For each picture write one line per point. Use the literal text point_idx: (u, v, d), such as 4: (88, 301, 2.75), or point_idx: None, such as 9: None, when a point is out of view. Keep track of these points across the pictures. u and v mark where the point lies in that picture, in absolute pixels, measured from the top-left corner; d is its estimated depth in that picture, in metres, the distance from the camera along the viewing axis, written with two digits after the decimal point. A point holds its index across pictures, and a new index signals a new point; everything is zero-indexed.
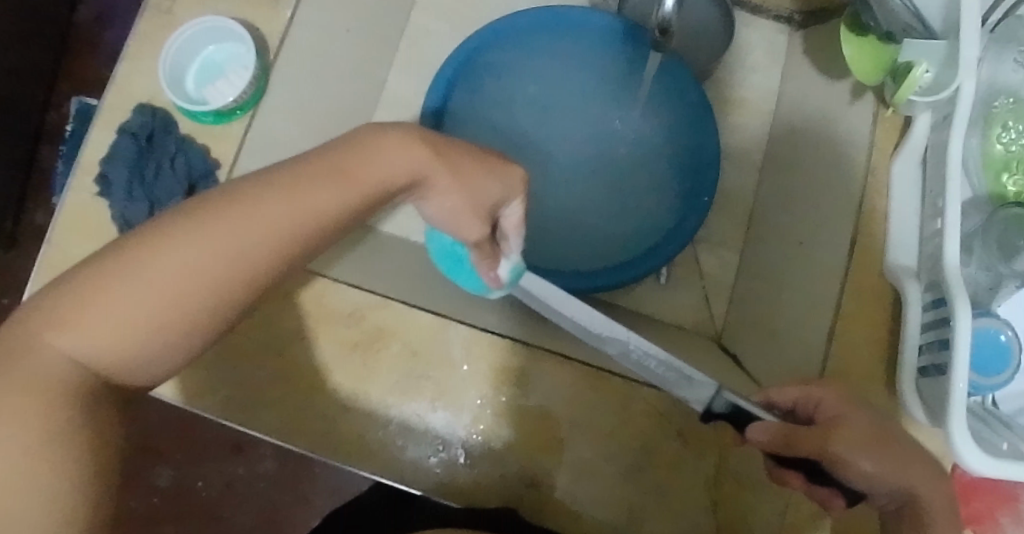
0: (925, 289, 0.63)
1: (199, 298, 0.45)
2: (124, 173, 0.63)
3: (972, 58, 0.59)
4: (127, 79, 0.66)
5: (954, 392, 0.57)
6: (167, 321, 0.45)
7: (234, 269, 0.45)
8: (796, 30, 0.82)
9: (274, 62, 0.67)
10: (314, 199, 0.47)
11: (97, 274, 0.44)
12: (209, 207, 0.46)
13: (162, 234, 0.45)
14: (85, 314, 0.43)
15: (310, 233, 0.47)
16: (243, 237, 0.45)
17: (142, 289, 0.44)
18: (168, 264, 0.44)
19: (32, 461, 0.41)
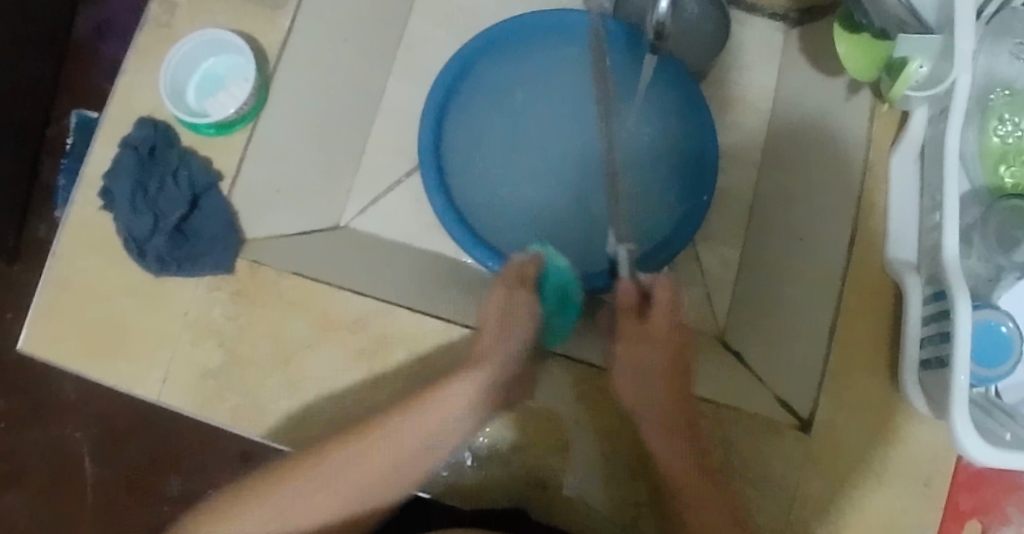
0: (925, 283, 0.64)
1: (316, 511, 0.62)
2: (126, 186, 0.63)
3: (967, 51, 0.60)
4: (128, 93, 0.67)
5: (954, 384, 0.58)
6: (317, 516, 0.62)
7: (347, 481, 0.61)
8: (792, 27, 0.81)
9: (274, 74, 0.67)
10: (403, 442, 0.61)
11: (262, 486, 0.61)
12: (309, 457, 0.61)
13: (290, 474, 0.61)
14: (239, 518, 0.61)
15: (392, 470, 0.62)
16: (349, 460, 0.61)
17: (280, 506, 0.61)
18: (294, 493, 0.61)
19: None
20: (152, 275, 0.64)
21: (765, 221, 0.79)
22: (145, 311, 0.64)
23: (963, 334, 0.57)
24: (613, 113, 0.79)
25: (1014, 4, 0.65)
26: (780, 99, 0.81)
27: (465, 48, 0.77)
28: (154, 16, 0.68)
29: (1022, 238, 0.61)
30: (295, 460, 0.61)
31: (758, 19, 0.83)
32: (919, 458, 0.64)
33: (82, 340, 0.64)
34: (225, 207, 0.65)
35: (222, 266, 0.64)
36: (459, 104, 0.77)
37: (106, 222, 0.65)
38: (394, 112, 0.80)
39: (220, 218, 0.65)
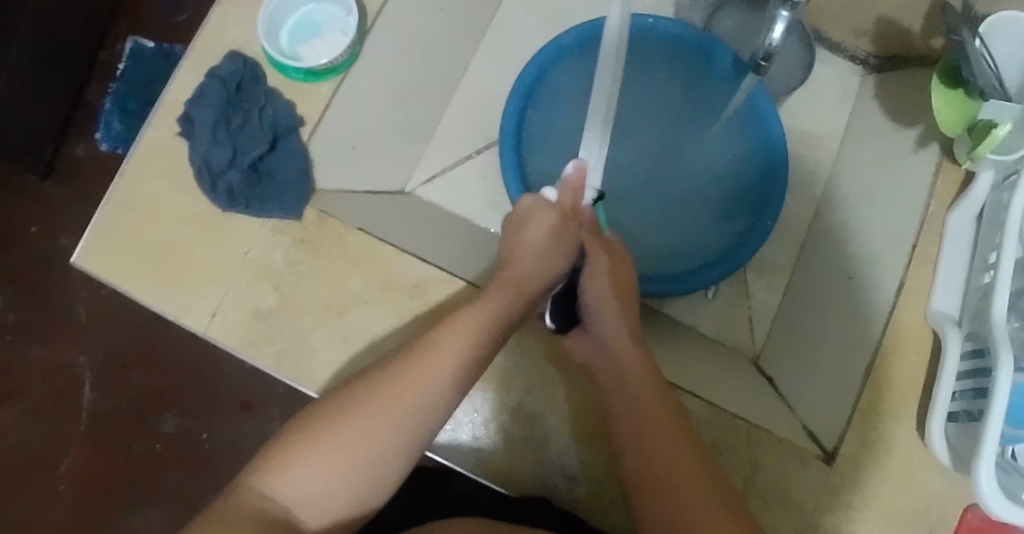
0: (967, 339, 0.66)
1: (373, 457, 0.54)
2: (211, 116, 0.63)
3: None
4: (221, 24, 0.67)
5: (985, 435, 0.60)
6: (337, 460, 0.53)
7: (408, 408, 0.55)
8: (869, 73, 0.83)
9: (372, 28, 0.67)
10: (447, 358, 0.57)
11: (291, 433, 0.54)
12: (354, 386, 0.55)
13: (336, 406, 0.54)
14: (287, 470, 0.52)
15: (429, 406, 0.56)
16: (404, 386, 0.55)
17: (327, 458, 0.53)
18: (351, 435, 0.53)
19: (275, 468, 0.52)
20: (219, 209, 0.64)
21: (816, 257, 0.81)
22: (206, 244, 0.64)
23: (1002, 388, 0.59)
24: (688, 127, 0.81)
25: None
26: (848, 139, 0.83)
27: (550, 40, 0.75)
28: None
29: None
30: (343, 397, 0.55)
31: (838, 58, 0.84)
32: (929, 506, 0.66)
33: (138, 263, 0.64)
34: (303, 152, 0.65)
35: (291, 211, 0.64)
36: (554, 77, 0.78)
37: (180, 149, 0.65)
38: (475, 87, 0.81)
39: (296, 163, 0.65)
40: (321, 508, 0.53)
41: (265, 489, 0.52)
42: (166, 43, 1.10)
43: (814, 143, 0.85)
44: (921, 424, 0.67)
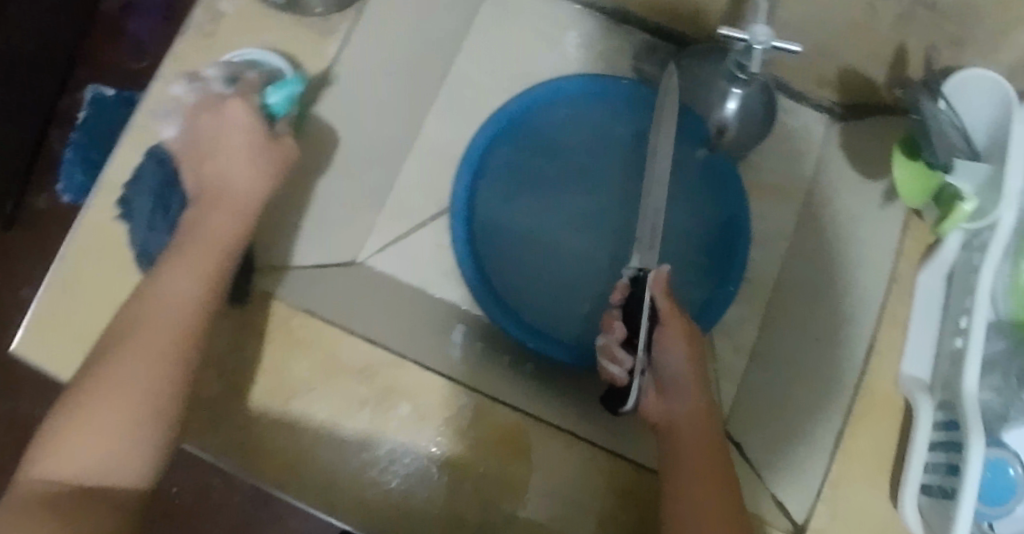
0: (938, 408, 0.65)
1: (115, 417, 0.54)
2: (148, 204, 0.62)
3: (1015, 190, 0.60)
4: (162, 99, 0.64)
5: (960, 516, 0.58)
6: (102, 418, 0.54)
7: (155, 342, 0.56)
8: (836, 121, 0.80)
9: (314, 101, 0.65)
10: (167, 290, 0.57)
11: (65, 408, 0.54)
12: (111, 348, 0.56)
13: (96, 365, 0.55)
14: (51, 453, 0.54)
15: (183, 312, 0.57)
16: (149, 328, 0.56)
17: (83, 426, 0.54)
18: (93, 401, 0.54)
19: (60, 434, 0.54)
20: None
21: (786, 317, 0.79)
22: None
23: (974, 466, 0.58)
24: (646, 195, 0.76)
25: None
26: None
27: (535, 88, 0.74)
28: (199, 24, 0.65)
29: None
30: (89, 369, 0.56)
31: (804, 108, 0.81)
32: None
33: (75, 349, 0.62)
34: (244, 235, 0.63)
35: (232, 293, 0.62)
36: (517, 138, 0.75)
37: (120, 230, 0.63)
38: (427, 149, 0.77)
39: (236, 243, 0.63)
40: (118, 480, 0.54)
41: (39, 474, 0.53)
42: (125, 89, 1.08)
43: None
44: (894, 492, 0.65)
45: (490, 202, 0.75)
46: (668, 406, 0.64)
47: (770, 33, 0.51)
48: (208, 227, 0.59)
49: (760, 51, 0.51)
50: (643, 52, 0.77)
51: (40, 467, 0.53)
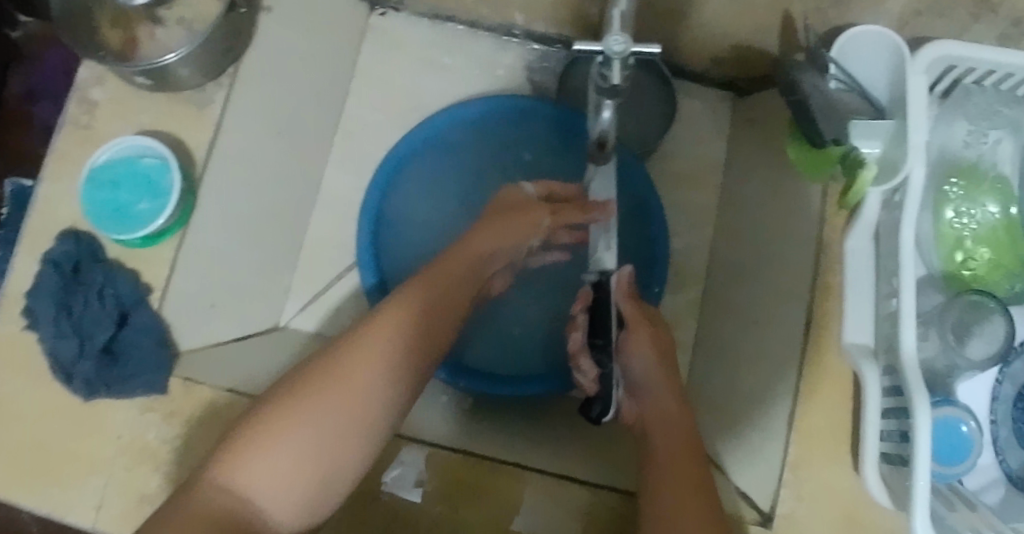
0: (885, 375, 0.62)
1: (337, 448, 0.51)
2: (50, 309, 0.60)
3: (920, 143, 0.59)
4: (49, 201, 0.63)
5: (916, 485, 0.55)
6: (286, 454, 0.49)
7: (382, 373, 0.53)
8: (741, 97, 0.82)
9: (202, 176, 0.63)
10: (414, 324, 0.56)
11: (243, 432, 0.50)
12: (288, 388, 0.52)
13: (290, 401, 0.51)
14: (248, 460, 0.49)
15: (380, 367, 0.54)
16: (374, 357, 0.53)
17: (301, 446, 0.50)
18: (312, 421, 0.50)
19: (222, 468, 0.48)
20: (81, 400, 0.61)
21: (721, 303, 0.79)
22: (72, 438, 0.61)
23: (925, 435, 0.55)
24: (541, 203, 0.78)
25: (970, 80, 0.63)
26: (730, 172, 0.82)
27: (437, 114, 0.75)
28: (72, 116, 0.64)
29: (977, 333, 0.59)
30: (307, 380, 0.52)
31: (706, 87, 0.83)
32: None
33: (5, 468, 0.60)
34: (156, 324, 0.61)
35: (156, 386, 0.61)
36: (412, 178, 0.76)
37: (29, 342, 0.61)
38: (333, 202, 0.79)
39: (152, 335, 0.61)
40: (278, 519, 0.49)
41: (230, 483, 0.48)
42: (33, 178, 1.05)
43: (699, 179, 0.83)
44: (856, 460, 0.64)
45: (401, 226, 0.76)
46: (643, 409, 0.65)
47: (626, 41, 0.47)
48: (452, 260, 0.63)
49: (619, 62, 0.48)
50: (535, 63, 0.78)
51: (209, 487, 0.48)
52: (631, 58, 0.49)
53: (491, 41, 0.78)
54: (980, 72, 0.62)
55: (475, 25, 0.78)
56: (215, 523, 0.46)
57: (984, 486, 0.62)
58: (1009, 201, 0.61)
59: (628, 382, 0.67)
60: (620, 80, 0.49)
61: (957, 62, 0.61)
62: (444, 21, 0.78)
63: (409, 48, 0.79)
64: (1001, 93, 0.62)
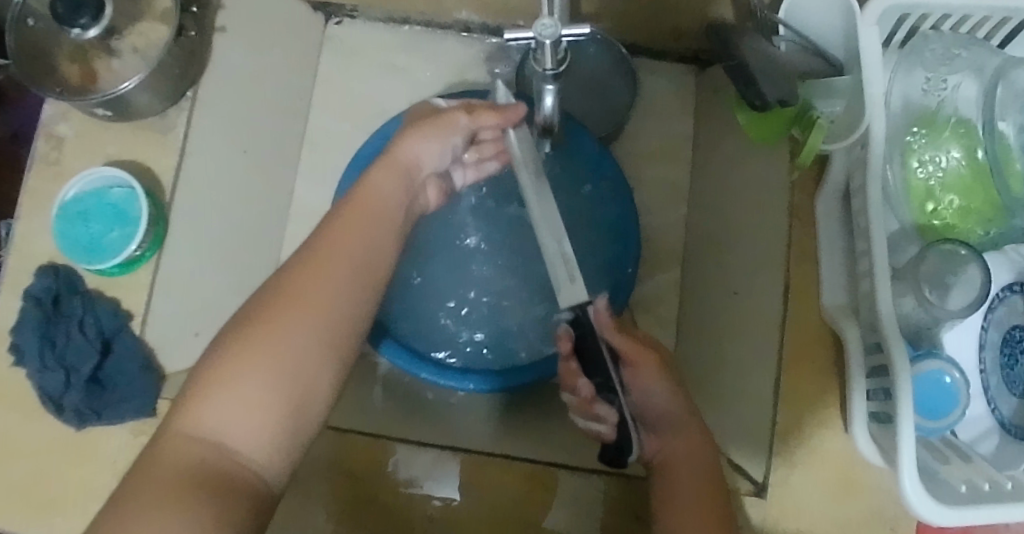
0: (865, 333, 0.60)
1: (303, 370, 0.46)
2: (34, 343, 0.61)
3: (878, 95, 0.58)
4: (27, 239, 0.64)
5: (901, 444, 0.54)
6: (257, 379, 0.45)
7: (338, 286, 0.49)
8: (701, 70, 0.83)
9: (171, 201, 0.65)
10: (356, 241, 0.51)
11: (219, 363, 0.46)
12: (271, 294, 0.48)
13: (275, 307, 0.47)
14: (214, 400, 0.45)
15: (362, 270, 0.51)
16: (317, 268, 0.49)
17: (265, 378, 0.45)
18: (273, 341, 0.46)
19: (203, 389, 0.45)
20: (74, 429, 0.61)
21: (701, 277, 0.78)
22: (70, 468, 0.61)
23: (907, 396, 0.54)
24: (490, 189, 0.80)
25: (926, 27, 0.63)
26: (697, 146, 0.82)
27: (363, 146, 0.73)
28: (42, 153, 0.65)
29: (952, 283, 0.58)
30: (267, 303, 0.48)
31: (666, 63, 0.84)
32: (875, 506, 0.62)
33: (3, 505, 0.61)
34: (139, 349, 0.63)
35: (145, 408, 0.61)
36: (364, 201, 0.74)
37: (20, 378, 0.62)
38: (305, 216, 0.82)
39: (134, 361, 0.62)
40: (256, 457, 0.44)
41: (196, 426, 0.44)
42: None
43: (668, 156, 0.84)
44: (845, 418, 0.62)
45: None
46: (664, 444, 0.60)
47: (555, 24, 0.48)
48: (383, 175, 0.56)
49: (550, 45, 0.48)
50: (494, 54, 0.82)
51: (184, 428, 0.44)
52: (561, 41, 0.49)
53: (449, 40, 0.82)
54: (935, 17, 0.62)
55: (429, 24, 0.82)
56: (190, 467, 0.43)
57: (980, 436, 0.61)
58: (974, 144, 0.61)
59: (640, 412, 0.61)
60: (554, 64, 0.50)
61: (910, 10, 0.60)
62: (399, 23, 0.82)
63: (371, 53, 0.83)
64: (958, 35, 0.62)
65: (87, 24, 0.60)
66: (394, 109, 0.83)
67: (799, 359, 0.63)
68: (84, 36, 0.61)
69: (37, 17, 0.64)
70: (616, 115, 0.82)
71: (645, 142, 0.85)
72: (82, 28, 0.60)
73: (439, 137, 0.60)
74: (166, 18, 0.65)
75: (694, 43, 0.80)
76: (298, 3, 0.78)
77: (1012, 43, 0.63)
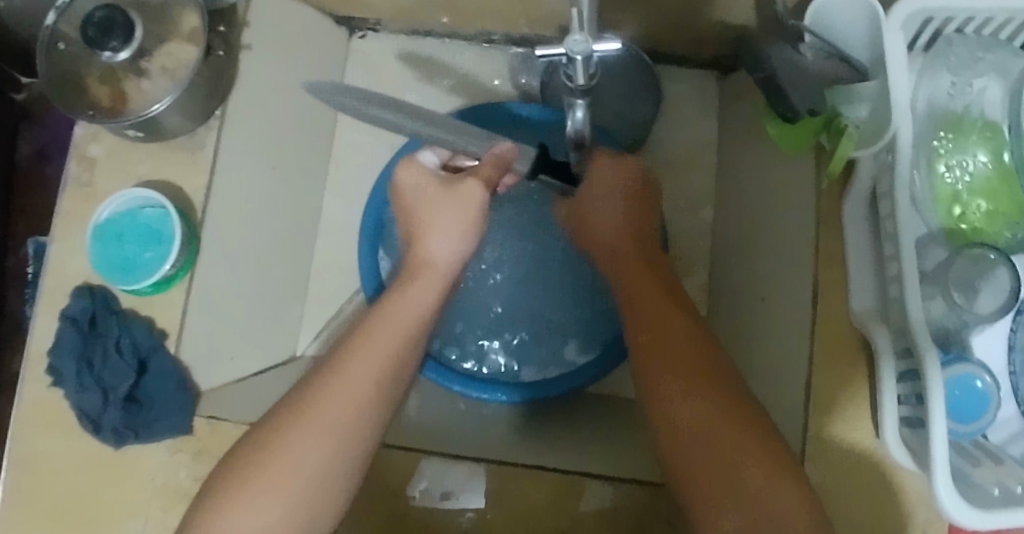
0: (895, 337, 0.60)
1: (312, 487, 0.50)
2: (71, 364, 0.62)
3: (904, 100, 0.58)
4: (61, 260, 0.65)
5: (934, 448, 0.54)
6: (267, 491, 0.50)
7: (350, 429, 0.52)
8: (725, 75, 0.84)
9: (202, 219, 0.65)
10: (371, 369, 0.53)
11: (237, 474, 0.50)
12: (292, 411, 0.52)
13: (291, 423, 0.51)
14: (223, 516, 0.49)
15: (380, 395, 0.53)
16: (330, 410, 0.52)
17: (277, 499, 0.49)
18: (283, 470, 0.50)
19: (221, 497, 0.50)
20: (112, 448, 0.62)
21: (728, 283, 0.79)
22: (108, 485, 0.62)
23: (939, 402, 0.54)
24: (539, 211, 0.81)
25: (951, 29, 0.63)
26: (722, 152, 0.83)
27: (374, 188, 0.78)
28: (74, 175, 0.66)
29: (981, 286, 0.59)
30: (289, 415, 0.52)
31: (688, 70, 0.85)
32: (909, 510, 0.62)
33: (43, 524, 0.61)
34: (174, 368, 0.64)
35: (182, 426, 0.62)
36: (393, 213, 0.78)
37: (59, 399, 0.63)
38: (333, 229, 0.82)
39: (171, 379, 0.63)
40: None
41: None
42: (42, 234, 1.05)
43: (692, 162, 0.85)
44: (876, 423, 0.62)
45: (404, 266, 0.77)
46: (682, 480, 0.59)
47: (587, 40, 0.48)
48: (415, 291, 0.57)
49: (582, 61, 0.48)
50: (518, 64, 0.83)
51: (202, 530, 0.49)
52: (593, 57, 0.49)
53: (473, 52, 0.83)
54: (959, 20, 0.62)
55: (450, 35, 0.82)
56: None
57: (1011, 437, 0.61)
58: (999, 147, 0.61)
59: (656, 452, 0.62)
60: (586, 79, 0.50)
61: (934, 13, 0.61)
62: (421, 37, 0.83)
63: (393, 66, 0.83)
64: (982, 38, 0.63)
65: (117, 47, 0.61)
66: None
67: (832, 362, 0.63)
68: (114, 58, 0.62)
69: (67, 41, 0.64)
70: (639, 124, 0.83)
71: (669, 149, 0.85)
72: (112, 51, 0.61)
73: (461, 231, 0.59)
74: (194, 38, 0.64)
75: (715, 49, 0.80)
76: (319, 18, 0.78)
77: None
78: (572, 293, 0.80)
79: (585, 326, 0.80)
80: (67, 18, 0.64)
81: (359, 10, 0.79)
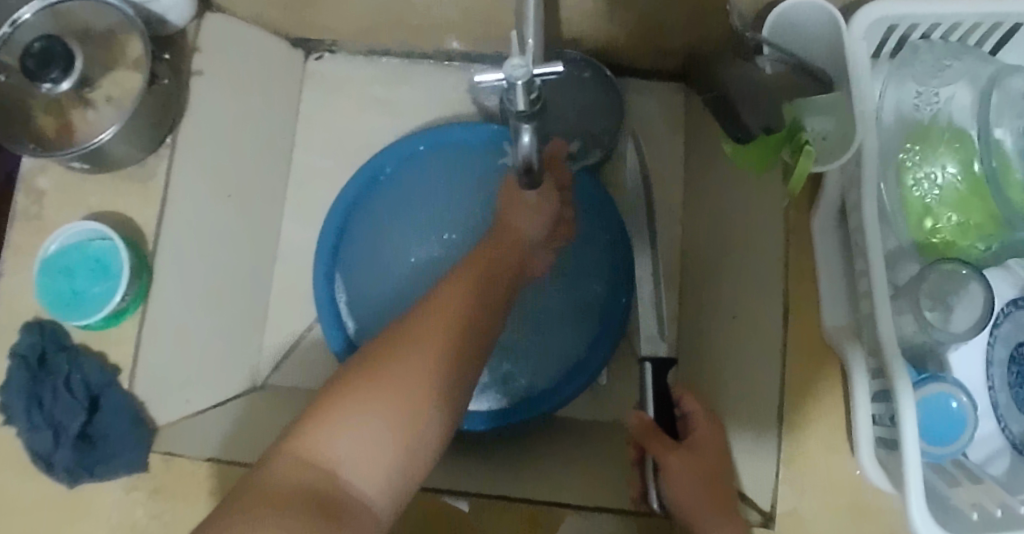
0: (869, 355, 0.57)
1: (430, 403, 0.46)
2: (21, 402, 0.60)
3: (867, 111, 0.56)
4: (9, 296, 0.63)
5: (908, 467, 0.52)
6: (387, 403, 0.45)
7: (463, 336, 0.49)
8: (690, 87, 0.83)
9: (154, 250, 0.64)
10: (473, 296, 0.52)
11: (352, 385, 0.46)
12: (407, 325, 0.49)
13: (409, 335, 0.48)
14: (339, 427, 0.45)
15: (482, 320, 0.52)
16: (436, 327, 0.49)
17: (395, 415, 0.45)
18: (392, 382, 0.46)
19: (340, 407, 0.45)
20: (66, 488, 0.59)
21: (698, 297, 0.77)
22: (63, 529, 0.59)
23: (910, 419, 0.52)
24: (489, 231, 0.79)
25: (915, 35, 0.61)
26: (690, 165, 0.81)
27: (348, 185, 0.77)
28: (22, 208, 0.64)
29: (953, 303, 0.57)
30: (399, 333, 0.48)
31: (656, 82, 0.84)
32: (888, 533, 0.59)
33: None
34: (126, 405, 0.62)
35: (135, 466, 0.59)
36: (358, 227, 0.78)
37: (11, 437, 0.60)
38: (295, 254, 0.81)
39: (123, 416, 0.61)
40: (370, 489, 0.44)
41: (317, 450, 0.44)
42: None
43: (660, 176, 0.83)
44: (852, 447, 0.60)
45: (360, 273, 0.77)
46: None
47: (525, 64, 0.46)
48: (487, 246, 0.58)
49: (522, 86, 0.47)
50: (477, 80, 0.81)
51: (323, 439, 0.44)
52: (533, 81, 0.48)
53: (433, 70, 0.82)
54: (925, 26, 0.60)
55: (410, 55, 0.82)
56: (303, 494, 0.43)
57: (989, 457, 0.59)
58: (969, 157, 0.58)
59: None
60: (528, 105, 0.48)
61: (897, 21, 0.59)
62: (380, 56, 0.82)
63: (354, 87, 0.82)
64: (949, 44, 0.61)
65: (58, 78, 0.60)
66: (381, 141, 0.82)
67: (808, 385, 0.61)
68: (55, 89, 0.60)
69: (7, 72, 0.62)
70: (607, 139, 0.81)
71: None
72: (53, 82, 0.60)
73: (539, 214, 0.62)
74: (139, 65, 0.64)
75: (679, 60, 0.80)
76: (276, 41, 0.78)
77: (1004, 48, 0.62)
78: (543, 314, 0.78)
79: (555, 347, 0.78)
80: (8, 49, 0.62)
81: (315, 31, 0.78)
